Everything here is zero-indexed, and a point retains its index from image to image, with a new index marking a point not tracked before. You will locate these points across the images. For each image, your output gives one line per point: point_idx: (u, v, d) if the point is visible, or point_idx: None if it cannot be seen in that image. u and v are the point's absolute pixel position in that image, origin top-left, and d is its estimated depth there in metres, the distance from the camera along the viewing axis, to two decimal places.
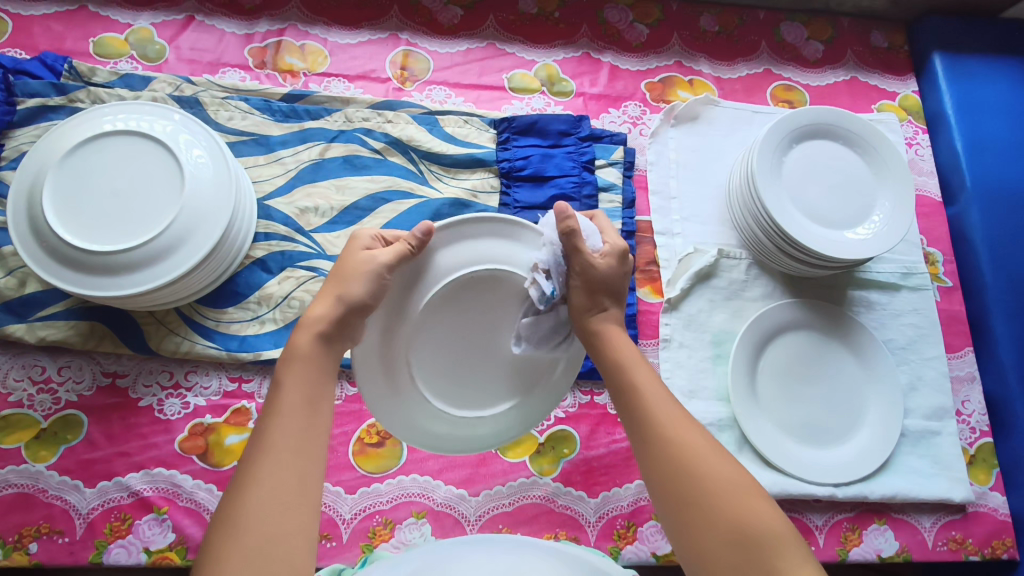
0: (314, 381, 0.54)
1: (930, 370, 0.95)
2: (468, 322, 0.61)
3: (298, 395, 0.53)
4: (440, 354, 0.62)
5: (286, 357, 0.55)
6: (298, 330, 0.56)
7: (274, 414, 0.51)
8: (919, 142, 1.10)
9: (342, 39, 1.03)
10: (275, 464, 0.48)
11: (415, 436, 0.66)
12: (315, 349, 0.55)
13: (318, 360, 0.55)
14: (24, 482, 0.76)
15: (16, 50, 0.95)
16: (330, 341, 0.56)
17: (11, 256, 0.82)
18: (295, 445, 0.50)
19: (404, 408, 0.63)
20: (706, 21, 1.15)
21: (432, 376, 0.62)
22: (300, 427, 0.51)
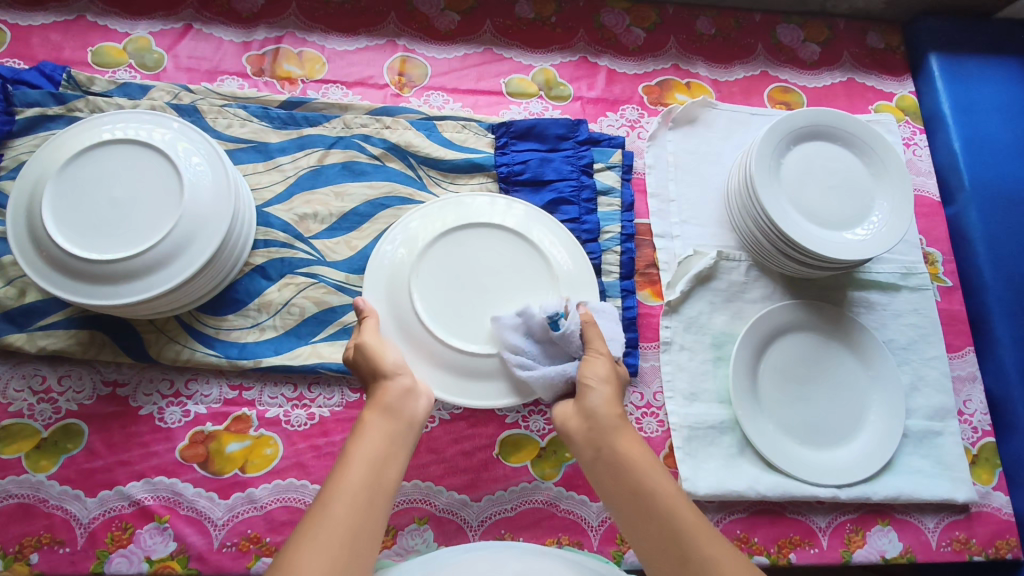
0: (381, 445, 0.59)
1: (931, 370, 0.95)
2: (455, 271, 0.77)
3: (364, 457, 0.57)
4: (442, 296, 0.76)
5: (356, 426, 0.61)
6: (368, 406, 0.62)
7: (344, 470, 0.56)
8: (917, 142, 1.10)
9: (339, 46, 1.04)
10: (335, 520, 0.52)
11: (471, 389, 0.73)
12: (380, 417, 0.61)
13: (383, 426, 0.60)
14: (25, 492, 0.76)
15: (15, 61, 0.95)
16: (395, 411, 0.62)
17: (10, 266, 0.82)
18: (357, 500, 0.54)
19: (449, 365, 0.73)
20: (703, 24, 1.15)
21: (453, 324, 0.75)
22: (364, 488, 0.55)
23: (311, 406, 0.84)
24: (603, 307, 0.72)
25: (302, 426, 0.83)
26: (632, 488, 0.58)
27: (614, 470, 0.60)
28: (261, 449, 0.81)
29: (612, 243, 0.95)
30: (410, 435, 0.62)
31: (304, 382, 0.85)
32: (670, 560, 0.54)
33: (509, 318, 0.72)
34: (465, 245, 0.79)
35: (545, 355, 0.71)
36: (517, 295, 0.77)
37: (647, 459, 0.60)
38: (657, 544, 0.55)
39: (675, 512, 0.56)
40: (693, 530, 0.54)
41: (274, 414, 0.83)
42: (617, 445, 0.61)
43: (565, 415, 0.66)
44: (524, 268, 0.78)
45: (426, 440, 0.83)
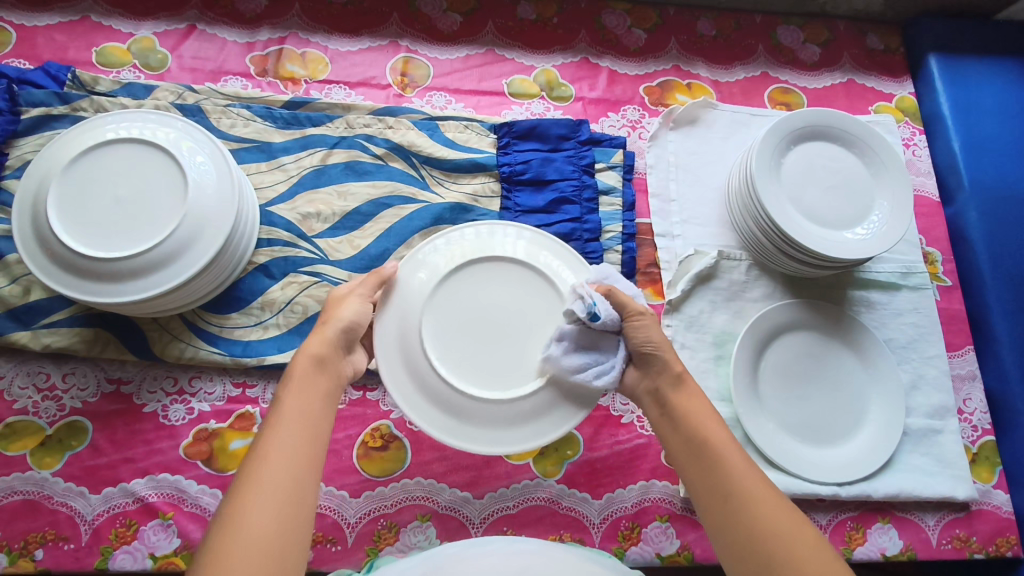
0: (312, 394, 0.62)
1: (930, 369, 0.95)
2: (469, 311, 0.70)
3: (297, 410, 0.60)
4: (457, 344, 0.68)
5: (285, 374, 0.64)
6: (297, 355, 0.65)
7: (276, 424, 0.59)
8: (916, 142, 1.11)
9: (342, 47, 1.04)
10: (276, 466, 0.55)
11: (504, 437, 0.67)
12: (310, 369, 0.64)
13: (313, 380, 0.63)
14: (29, 489, 0.76)
15: (20, 61, 0.96)
16: (325, 365, 0.65)
17: (15, 264, 0.82)
18: (291, 452, 0.57)
19: (477, 417, 0.67)
20: (703, 26, 1.16)
21: (474, 371, 0.68)
22: (297, 433, 0.58)
23: None
24: (603, 271, 0.71)
25: None
26: (686, 433, 0.65)
27: (675, 423, 0.66)
28: None
29: (614, 243, 0.95)
30: (336, 385, 0.66)
31: None
32: (715, 498, 0.60)
33: (553, 348, 0.66)
34: (478, 283, 0.71)
35: (602, 352, 0.67)
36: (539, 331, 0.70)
37: (702, 410, 0.66)
38: (709, 487, 0.61)
39: (723, 455, 0.62)
40: (739, 472, 0.60)
41: None
42: (675, 399, 0.67)
43: (631, 380, 0.70)
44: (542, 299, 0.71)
45: (428, 438, 0.84)
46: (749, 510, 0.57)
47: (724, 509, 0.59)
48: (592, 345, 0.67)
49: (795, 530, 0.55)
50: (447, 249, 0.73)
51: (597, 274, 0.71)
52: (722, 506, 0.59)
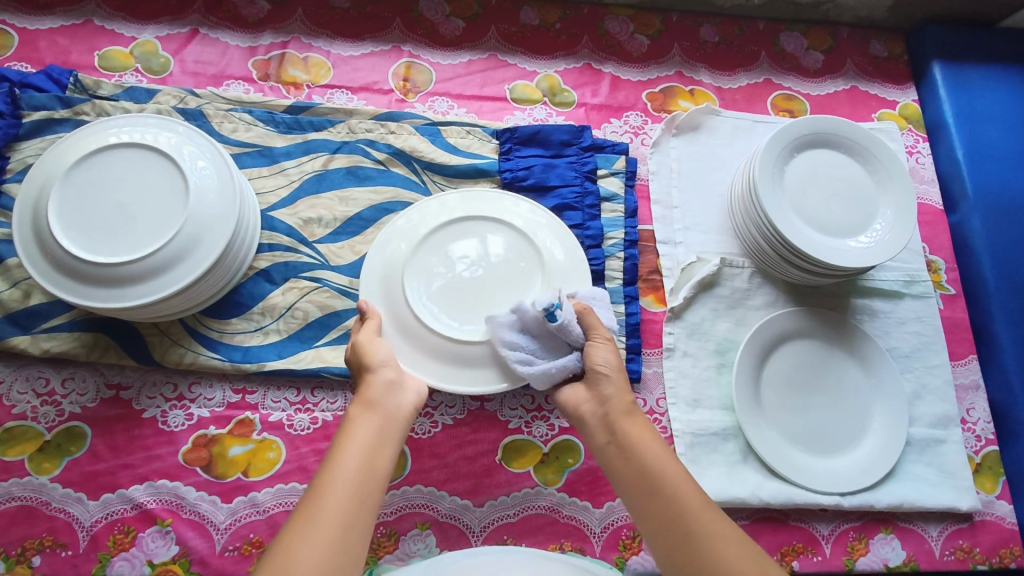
0: (369, 438, 0.60)
1: (933, 378, 0.95)
2: (449, 263, 0.78)
3: (354, 450, 0.58)
4: (437, 296, 0.76)
5: (343, 422, 0.62)
6: (353, 402, 0.64)
7: (334, 464, 0.57)
8: (920, 150, 1.10)
9: (345, 51, 1.04)
10: (330, 512, 0.53)
11: (474, 374, 0.74)
12: (365, 412, 0.62)
13: (368, 421, 0.62)
14: (27, 495, 0.76)
15: (22, 64, 0.96)
16: (378, 405, 0.63)
17: (15, 268, 0.82)
18: (348, 496, 0.55)
19: (460, 359, 0.74)
20: (706, 32, 1.15)
21: (449, 315, 0.75)
22: (353, 478, 0.56)
23: (314, 410, 0.84)
24: (596, 293, 0.74)
25: (305, 430, 0.83)
26: (639, 465, 0.62)
27: (622, 454, 0.64)
28: (264, 453, 0.81)
29: (616, 249, 0.95)
30: (396, 427, 0.63)
31: (307, 386, 0.85)
32: (672, 537, 0.57)
33: (506, 316, 0.71)
34: (458, 237, 0.79)
35: (543, 349, 0.71)
36: (513, 283, 0.78)
37: (654, 440, 0.64)
38: (661, 525, 0.58)
39: (676, 489, 0.59)
40: (695, 506, 0.58)
41: (277, 418, 0.83)
42: (628, 428, 0.65)
43: (574, 398, 0.70)
44: (517, 258, 0.79)
45: (429, 445, 0.83)
46: (704, 550, 0.55)
47: (681, 548, 0.56)
48: (538, 337, 0.71)
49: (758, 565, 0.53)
50: (429, 209, 0.82)
51: (589, 292, 0.74)
52: (679, 546, 0.56)
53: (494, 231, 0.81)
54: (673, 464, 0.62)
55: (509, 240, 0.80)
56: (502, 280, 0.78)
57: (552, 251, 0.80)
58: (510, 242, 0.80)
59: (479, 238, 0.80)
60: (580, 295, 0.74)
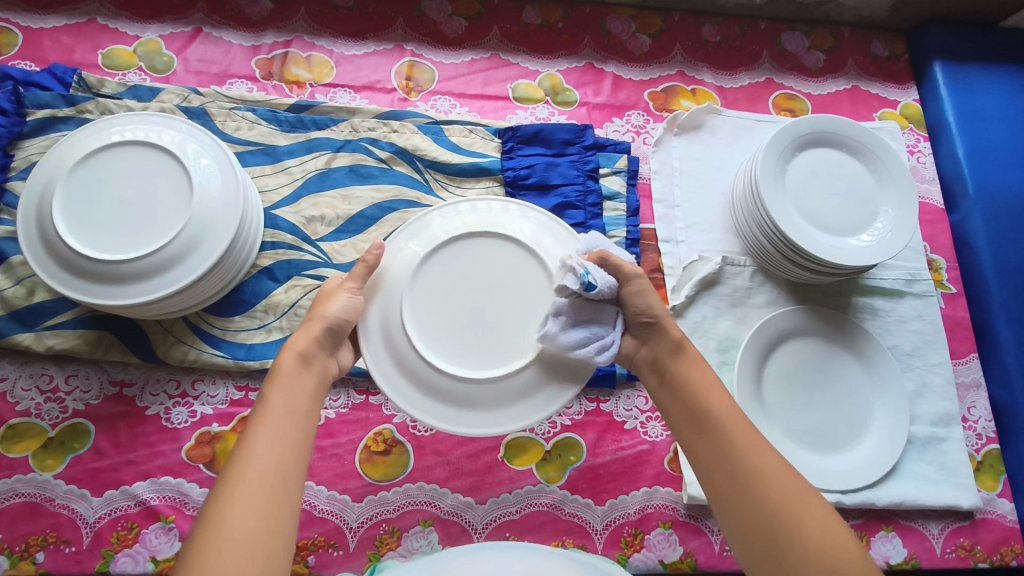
0: (297, 394, 0.61)
1: (934, 377, 0.95)
2: (449, 291, 0.69)
3: (282, 405, 0.59)
4: (445, 331, 0.68)
5: (271, 372, 0.63)
6: (282, 352, 0.64)
7: (262, 419, 0.58)
8: (921, 149, 1.11)
9: (348, 50, 1.05)
10: (260, 460, 0.54)
11: (506, 414, 0.67)
12: (295, 366, 0.63)
13: (298, 377, 0.63)
14: (31, 491, 0.76)
15: (26, 63, 0.96)
16: (310, 361, 0.65)
17: (19, 265, 0.83)
18: (278, 447, 0.56)
19: (484, 402, 0.67)
20: (708, 31, 1.16)
21: (462, 353, 0.67)
22: (282, 428, 0.57)
23: None
24: (592, 240, 0.69)
25: None
26: (689, 400, 0.65)
27: (676, 392, 0.67)
28: None
29: (617, 248, 0.95)
30: (322, 383, 0.65)
31: None
32: (718, 465, 0.60)
33: (550, 325, 0.63)
34: (456, 262, 0.70)
35: (599, 323, 0.66)
36: (528, 305, 0.68)
37: (706, 378, 0.66)
38: (710, 455, 0.61)
39: (727, 423, 0.61)
40: (740, 438, 0.60)
41: None
42: (677, 369, 0.67)
43: (628, 347, 0.71)
44: (525, 276, 0.69)
45: (431, 443, 0.83)
46: (751, 478, 0.57)
47: (729, 477, 0.58)
48: (589, 318, 0.65)
49: (798, 494, 0.55)
50: (417, 233, 0.73)
51: (587, 243, 0.69)
52: (724, 474, 0.59)
53: (493, 246, 0.71)
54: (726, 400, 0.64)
55: (509, 251, 0.70)
56: (514, 303, 0.68)
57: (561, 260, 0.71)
58: (513, 257, 0.70)
59: (480, 258, 0.70)
60: (583, 249, 0.68)
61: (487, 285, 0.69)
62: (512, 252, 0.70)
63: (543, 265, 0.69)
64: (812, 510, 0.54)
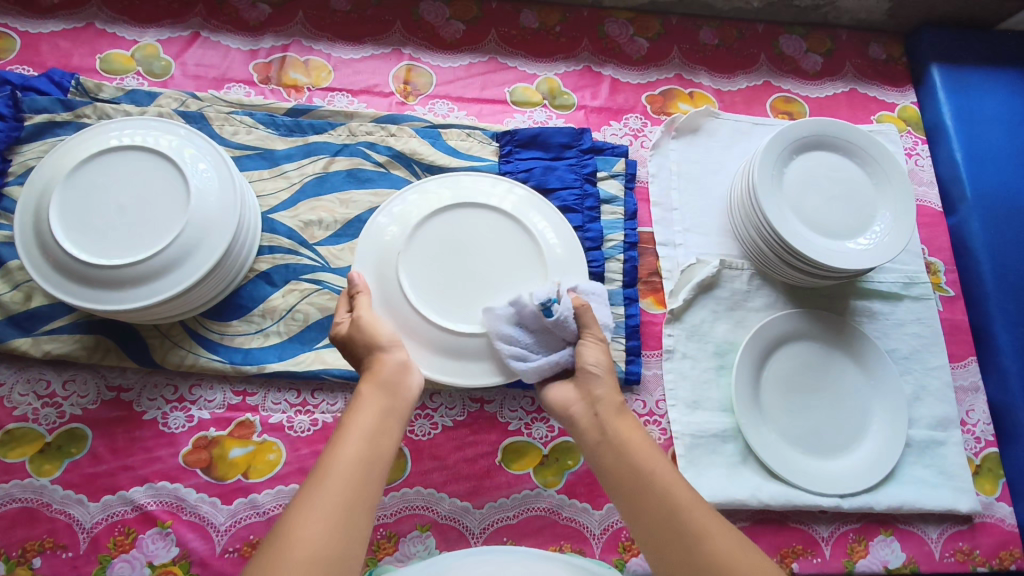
0: (377, 418, 0.60)
1: (933, 380, 0.95)
2: (440, 253, 0.78)
3: (362, 429, 0.59)
4: (440, 291, 0.76)
5: (354, 400, 0.62)
6: (365, 380, 0.64)
7: (341, 441, 0.57)
8: (918, 152, 1.11)
9: (346, 54, 1.05)
10: (335, 491, 0.53)
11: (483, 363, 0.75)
12: (374, 392, 0.62)
13: (377, 400, 0.62)
14: (28, 496, 0.76)
15: (24, 67, 0.96)
16: (390, 385, 0.64)
17: (17, 270, 0.83)
18: (355, 472, 0.55)
19: (479, 351, 0.74)
20: (706, 35, 1.16)
21: (450, 306, 0.76)
22: (361, 458, 0.56)
23: (314, 412, 0.84)
24: (594, 288, 0.74)
25: (306, 431, 0.83)
26: (630, 462, 0.61)
27: (613, 452, 0.63)
28: (264, 455, 0.81)
29: (615, 251, 0.95)
30: (404, 407, 0.63)
31: (308, 388, 0.85)
32: (666, 535, 0.56)
33: (501, 308, 0.71)
34: (449, 227, 0.79)
35: (539, 344, 0.71)
36: (512, 269, 0.78)
37: (643, 438, 0.63)
38: (652, 520, 0.57)
39: (668, 484, 0.59)
40: (685, 502, 0.57)
41: (278, 420, 0.83)
42: (617, 427, 0.65)
43: (562, 394, 0.70)
44: (509, 243, 0.79)
45: (428, 447, 0.83)
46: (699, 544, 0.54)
47: (674, 544, 0.55)
48: (535, 334, 0.71)
49: (751, 562, 0.52)
50: (414, 199, 0.81)
51: (586, 287, 0.73)
52: (674, 545, 0.55)
53: (476, 215, 0.80)
54: (664, 461, 0.61)
55: (490, 218, 0.80)
56: (500, 266, 0.78)
57: (537, 225, 0.81)
58: (494, 224, 0.80)
59: (468, 226, 0.80)
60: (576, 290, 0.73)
61: (476, 248, 0.79)
62: (492, 219, 0.81)
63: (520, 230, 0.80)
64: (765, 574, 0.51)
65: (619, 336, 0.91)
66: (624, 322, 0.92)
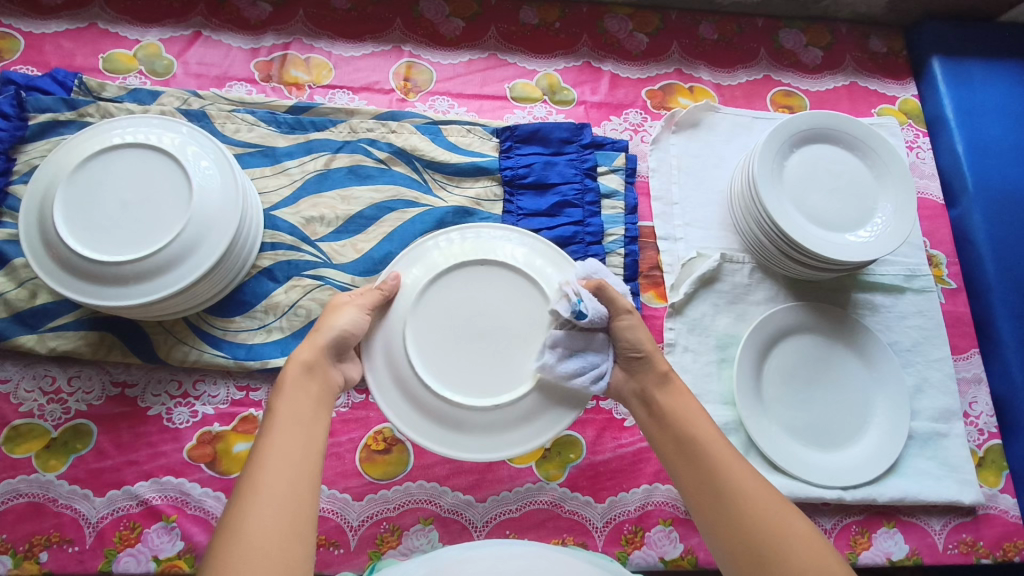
0: (306, 402, 0.61)
1: (935, 372, 0.95)
2: (449, 329, 0.69)
3: (290, 413, 0.59)
4: (451, 363, 0.68)
5: (278, 382, 0.62)
6: (289, 360, 0.64)
7: (271, 429, 0.58)
8: (920, 145, 1.10)
9: (346, 52, 1.05)
10: (273, 476, 0.54)
11: (540, 426, 0.68)
12: (301, 376, 0.63)
13: (304, 385, 0.62)
14: (34, 491, 0.77)
15: (28, 67, 0.97)
16: (317, 369, 0.64)
17: (21, 268, 0.83)
18: (287, 455, 0.56)
19: (496, 427, 0.67)
20: (705, 30, 1.16)
21: (477, 386, 0.67)
22: (294, 437, 0.58)
23: None
24: (592, 266, 0.71)
25: None
26: (679, 430, 0.65)
27: (661, 421, 0.67)
28: None
29: (616, 245, 0.96)
30: (329, 390, 0.64)
31: None
32: (706, 494, 0.60)
33: (547, 355, 0.65)
34: (456, 290, 0.70)
35: (592, 353, 0.67)
36: (531, 328, 0.69)
37: (690, 408, 0.66)
38: (696, 483, 0.62)
39: (711, 451, 0.62)
40: (728, 467, 0.60)
41: None
42: (663, 399, 0.67)
43: (617, 381, 0.70)
44: (523, 299, 0.69)
45: None
46: (739, 507, 0.58)
47: (715, 506, 0.59)
48: (584, 347, 0.67)
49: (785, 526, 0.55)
50: (414, 266, 0.72)
51: (586, 270, 0.70)
52: (713, 505, 0.59)
53: (486, 273, 0.71)
54: (712, 429, 0.64)
55: (504, 275, 0.70)
56: (513, 329, 0.69)
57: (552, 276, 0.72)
58: (506, 284, 0.70)
59: (466, 290, 0.70)
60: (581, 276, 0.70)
61: (486, 312, 0.69)
62: (503, 279, 0.70)
63: (534, 288, 0.70)
64: (798, 534, 0.55)
65: None
66: None
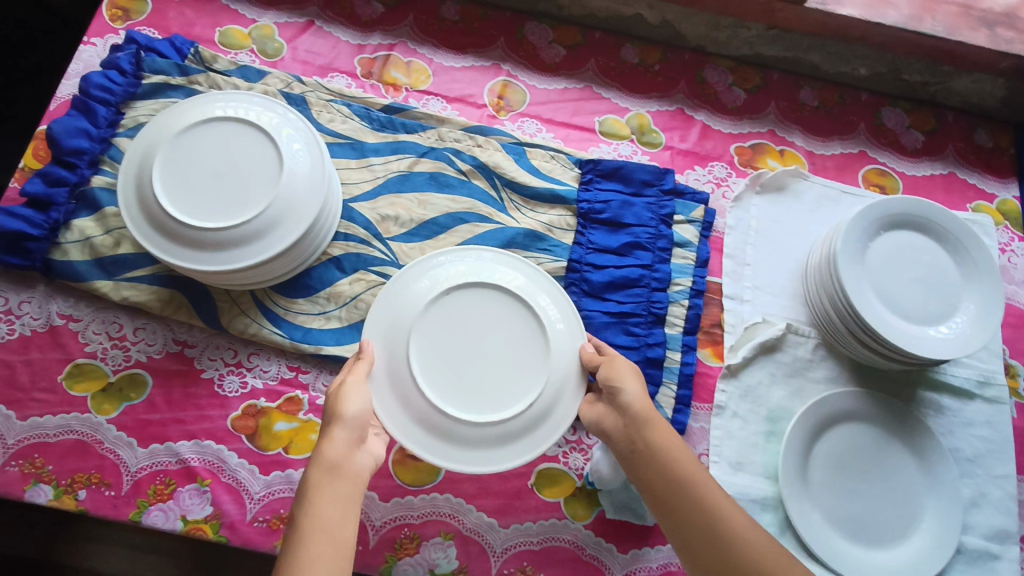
0: (334, 504, 0.56)
1: (996, 489, 0.90)
2: (448, 354, 0.73)
3: (321, 520, 0.54)
4: (459, 384, 0.72)
5: (301, 489, 0.58)
6: (312, 464, 0.59)
7: (302, 541, 0.53)
8: (1014, 249, 1.05)
9: (447, 62, 1.08)
10: None
11: (546, 430, 0.72)
12: (325, 477, 0.58)
13: (331, 485, 0.57)
14: (84, 430, 0.80)
15: (151, 30, 1.03)
16: (340, 467, 0.59)
17: (111, 217, 0.88)
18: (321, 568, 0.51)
19: (507, 436, 0.71)
20: (805, 95, 1.14)
21: (487, 401, 0.72)
22: (328, 551, 0.52)
23: None
24: None
25: None
26: (669, 466, 0.62)
27: (648, 463, 0.63)
28: (306, 433, 0.83)
29: (680, 296, 0.94)
30: (357, 486, 0.59)
31: None
32: (704, 538, 0.58)
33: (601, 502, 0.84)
34: (448, 316, 0.75)
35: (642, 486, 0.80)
36: (524, 343, 0.75)
37: (676, 445, 0.64)
38: (692, 526, 0.59)
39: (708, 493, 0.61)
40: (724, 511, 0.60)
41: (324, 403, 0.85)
42: (650, 438, 0.64)
43: None
44: (512, 317, 0.76)
45: None
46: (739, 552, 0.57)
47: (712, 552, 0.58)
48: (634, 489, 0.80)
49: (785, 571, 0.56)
50: (402, 297, 0.76)
51: None
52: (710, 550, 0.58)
53: (475, 297, 0.76)
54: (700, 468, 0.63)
55: (489, 297, 0.76)
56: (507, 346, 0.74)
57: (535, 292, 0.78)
58: (494, 305, 0.76)
59: (473, 315, 0.75)
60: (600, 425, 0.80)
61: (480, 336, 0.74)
62: (490, 301, 0.76)
63: (518, 305, 0.76)
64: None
65: (671, 383, 0.90)
66: (678, 369, 0.90)
